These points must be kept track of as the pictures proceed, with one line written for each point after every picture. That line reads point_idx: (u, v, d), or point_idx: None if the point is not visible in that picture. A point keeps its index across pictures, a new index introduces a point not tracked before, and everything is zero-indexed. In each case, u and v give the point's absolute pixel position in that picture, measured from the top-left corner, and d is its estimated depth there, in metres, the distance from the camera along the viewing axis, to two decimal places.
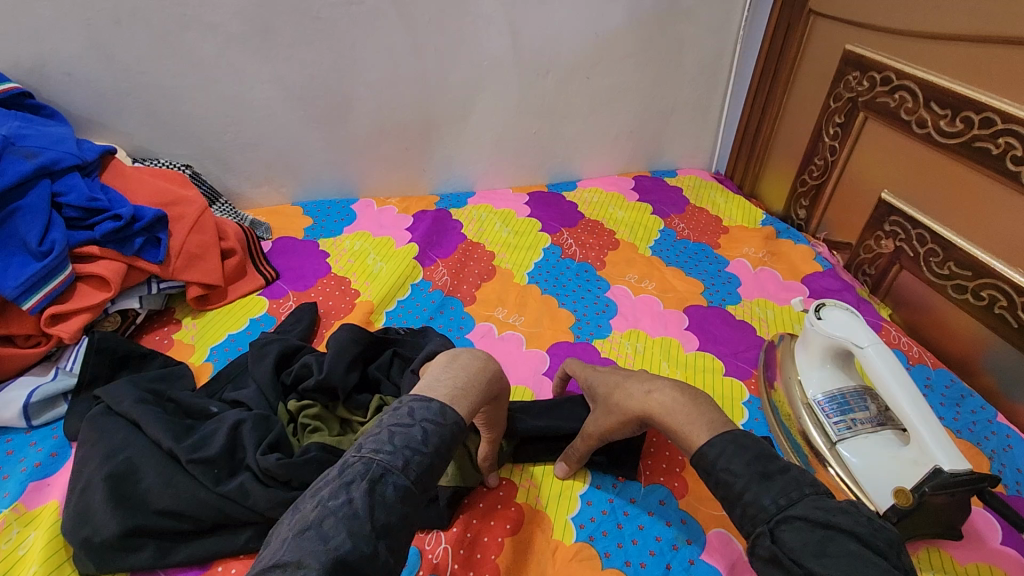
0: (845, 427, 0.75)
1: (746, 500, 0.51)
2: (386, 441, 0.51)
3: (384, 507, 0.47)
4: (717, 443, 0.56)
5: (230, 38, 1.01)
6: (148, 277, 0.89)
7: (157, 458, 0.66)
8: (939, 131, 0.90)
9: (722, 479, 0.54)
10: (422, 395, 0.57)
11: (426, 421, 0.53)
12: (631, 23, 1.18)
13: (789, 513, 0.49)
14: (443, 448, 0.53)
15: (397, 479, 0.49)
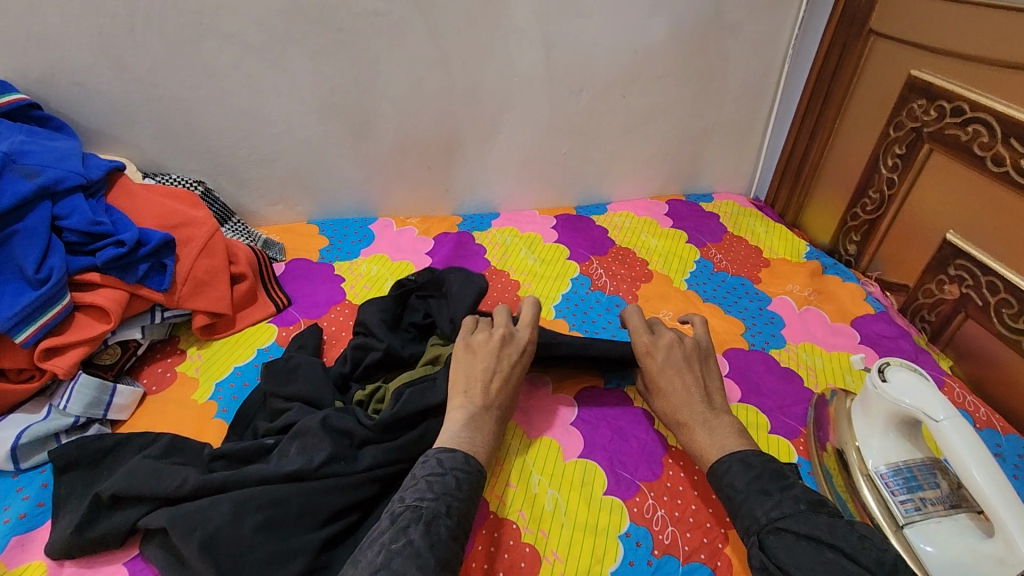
0: (914, 508, 0.67)
1: (744, 512, 0.59)
2: (426, 490, 0.58)
3: (440, 543, 0.54)
4: (724, 460, 0.64)
5: (248, 49, 0.95)
6: (152, 305, 0.83)
7: (227, 512, 0.62)
8: (1018, 171, 0.81)
9: (727, 493, 0.62)
10: (445, 446, 0.64)
11: (456, 470, 0.61)
12: (672, 40, 1.10)
13: (780, 526, 0.56)
14: (473, 492, 0.61)
15: (445, 520, 0.56)
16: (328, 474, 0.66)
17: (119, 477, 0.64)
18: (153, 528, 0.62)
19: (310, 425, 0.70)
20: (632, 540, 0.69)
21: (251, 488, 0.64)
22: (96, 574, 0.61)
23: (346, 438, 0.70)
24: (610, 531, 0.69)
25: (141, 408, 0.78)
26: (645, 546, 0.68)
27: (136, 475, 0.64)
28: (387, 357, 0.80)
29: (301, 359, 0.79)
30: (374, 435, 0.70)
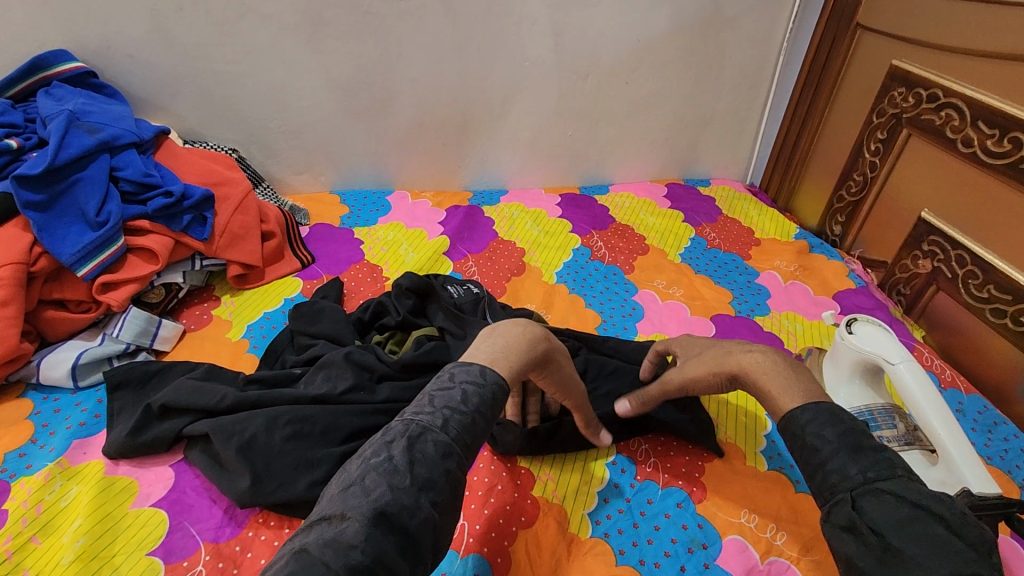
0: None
1: (830, 467, 0.51)
2: (426, 404, 0.52)
3: (425, 461, 0.47)
4: (809, 409, 0.56)
5: (283, 29, 1.05)
6: (193, 253, 0.92)
7: (259, 421, 0.69)
8: (985, 151, 0.89)
9: (809, 443, 0.53)
10: (462, 361, 0.57)
11: (466, 383, 0.53)
12: (674, 30, 1.18)
13: (876, 485, 0.48)
14: (485, 408, 0.53)
15: (437, 435, 0.48)
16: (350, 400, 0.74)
17: (167, 392, 0.73)
18: (197, 435, 0.70)
19: (335, 357, 0.78)
20: (617, 467, 0.77)
21: (282, 407, 0.72)
22: (146, 472, 0.70)
23: (367, 372, 0.78)
24: (598, 460, 0.78)
25: (181, 343, 0.87)
26: (628, 473, 0.76)
27: (181, 389, 0.73)
28: (403, 325, 0.87)
29: (326, 304, 0.88)
30: (392, 371, 0.78)
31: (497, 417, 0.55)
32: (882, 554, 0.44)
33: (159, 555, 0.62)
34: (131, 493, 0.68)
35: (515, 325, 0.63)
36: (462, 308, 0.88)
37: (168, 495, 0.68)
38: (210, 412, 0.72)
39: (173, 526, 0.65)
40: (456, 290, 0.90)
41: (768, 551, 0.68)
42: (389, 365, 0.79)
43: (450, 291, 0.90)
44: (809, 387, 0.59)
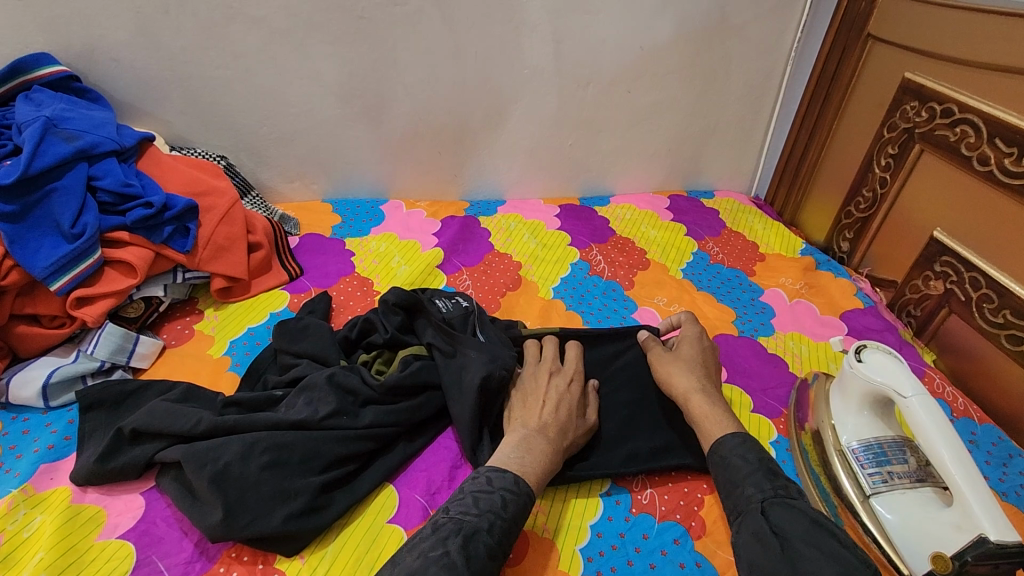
0: (881, 480, 0.70)
1: (747, 484, 0.62)
2: (472, 506, 0.60)
3: (477, 560, 0.55)
4: (737, 436, 0.67)
5: (273, 32, 1.01)
6: (175, 266, 0.89)
7: (236, 449, 0.65)
8: (1002, 170, 0.84)
9: (732, 464, 0.64)
10: (497, 465, 0.65)
11: (504, 489, 0.61)
12: (677, 38, 1.15)
13: (784, 501, 0.59)
14: (519, 514, 0.61)
15: (485, 537, 0.57)
16: (332, 425, 0.70)
17: (141, 414, 0.69)
18: (169, 462, 0.67)
19: (317, 380, 0.74)
20: (612, 499, 0.73)
21: (260, 432, 0.68)
22: (115, 500, 0.67)
23: (351, 396, 0.74)
24: (591, 490, 0.74)
25: (160, 360, 0.83)
26: (624, 505, 0.73)
27: (155, 413, 0.69)
28: (392, 343, 0.82)
29: (312, 321, 0.84)
30: (376, 395, 0.74)
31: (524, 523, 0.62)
32: (780, 552, 0.55)
33: None
34: (98, 523, 0.65)
35: (537, 437, 0.69)
36: (452, 323, 0.84)
37: (136, 526, 0.65)
38: (184, 438, 0.68)
39: (140, 561, 0.62)
40: (445, 304, 0.87)
41: None
42: (375, 388, 0.74)
43: (440, 306, 0.86)
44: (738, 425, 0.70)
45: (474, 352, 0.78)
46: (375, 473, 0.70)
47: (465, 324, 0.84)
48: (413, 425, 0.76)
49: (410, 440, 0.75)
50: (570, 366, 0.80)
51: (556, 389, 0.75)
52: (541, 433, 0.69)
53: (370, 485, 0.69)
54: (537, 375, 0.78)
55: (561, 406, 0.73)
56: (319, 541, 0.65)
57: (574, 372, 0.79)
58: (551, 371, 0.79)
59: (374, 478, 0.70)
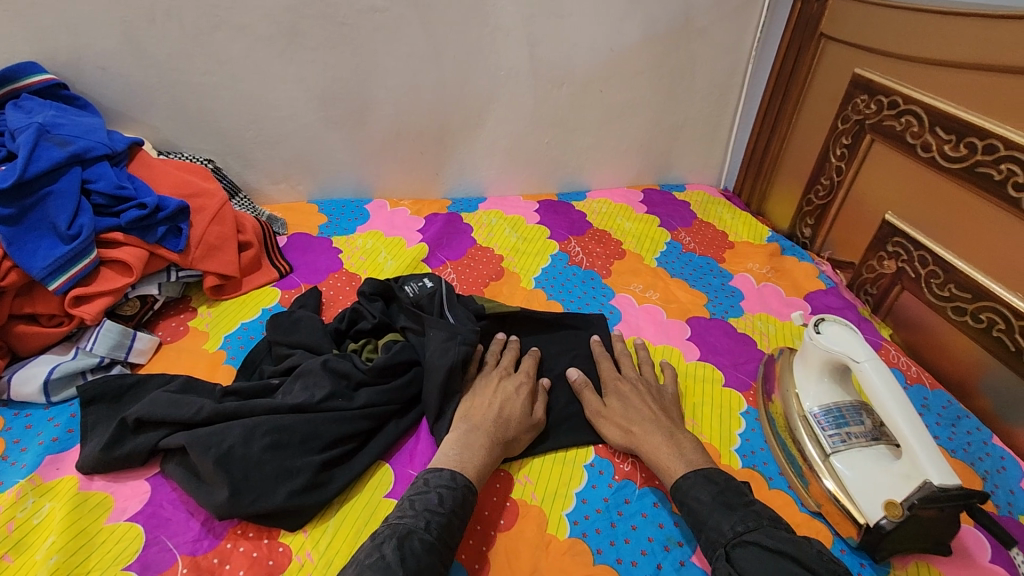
0: (839, 440, 0.76)
1: (710, 527, 0.63)
2: (408, 508, 0.63)
3: (413, 557, 0.57)
4: (691, 476, 0.68)
5: (258, 39, 1.05)
6: (168, 265, 0.92)
7: (239, 432, 0.69)
8: (943, 156, 0.92)
9: (692, 507, 0.66)
10: (433, 467, 0.69)
11: (439, 485, 0.65)
12: (645, 40, 1.21)
13: (744, 537, 0.60)
14: (458, 507, 0.64)
15: (422, 533, 0.59)
16: (329, 407, 0.74)
17: (143, 405, 0.72)
18: (172, 447, 0.70)
19: (312, 366, 0.78)
20: (596, 469, 0.78)
21: (260, 417, 0.72)
22: (122, 486, 0.70)
23: (344, 379, 0.78)
24: (576, 461, 0.79)
25: (158, 355, 0.86)
26: (607, 473, 0.77)
27: (156, 402, 0.72)
28: (377, 327, 0.88)
29: (303, 314, 0.88)
30: (368, 378, 0.79)
31: (468, 516, 0.65)
32: None
33: (134, 570, 0.62)
34: (106, 508, 0.67)
35: (478, 440, 0.72)
36: (421, 305, 0.89)
37: (144, 509, 0.68)
38: (185, 424, 0.72)
39: (149, 540, 0.65)
40: (413, 288, 0.91)
41: None
42: (365, 371, 0.79)
43: (409, 290, 0.91)
44: (690, 458, 0.72)
45: (437, 331, 0.83)
46: (370, 452, 0.74)
47: (432, 303, 0.88)
48: (404, 404, 0.80)
49: (401, 419, 0.79)
50: (524, 371, 0.84)
51: (502, 394, 0.79)
52: (482, 430, 0.74)
53: (367, 461, 0.73)
54: (488, 377, 0.82)
55: (507, 406, 0.77)
56: (321, 516, 0.69)
57: (527, 376, 0.83)
58: (503, 375, 0.83)
59: (372, 453, 0.74)
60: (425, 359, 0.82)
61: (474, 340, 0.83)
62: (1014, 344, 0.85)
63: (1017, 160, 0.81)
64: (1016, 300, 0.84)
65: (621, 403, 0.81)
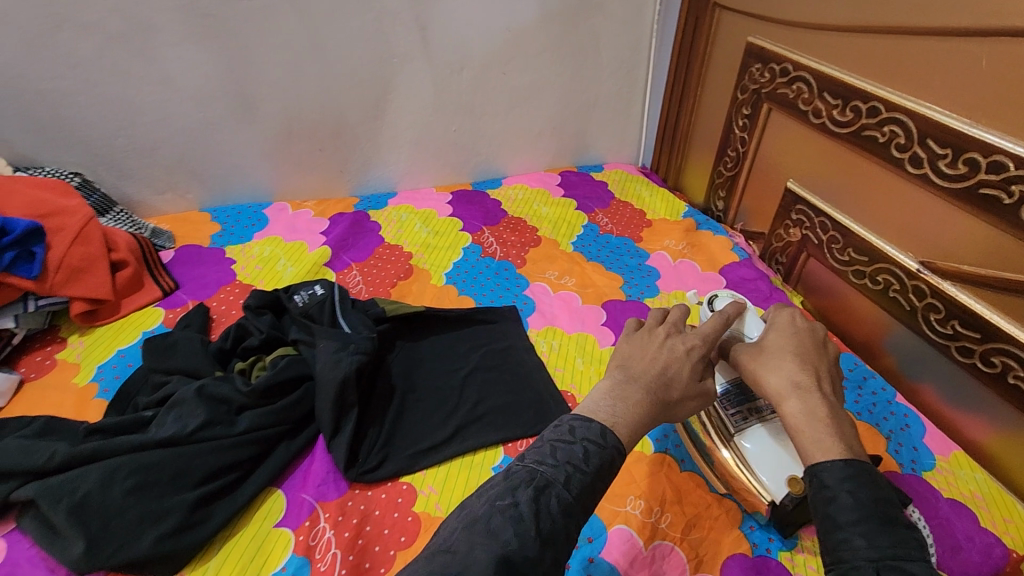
0: (742, 419, 0.70)
1: (854, 530, 0.44)
2: (548, 455, 0.48)
3: (548, 518, 0.43)
4: (852, 465, 0.48)
5: (111, 37, 0.95)
6: (24, 295, 0.83)
7: (97, 476, 0.62)
8: (832, 121, 0.92)
9: (837, 499, 0.46)
10: (582, 415, 0.52)
11: (587, 440, 0.49)
12: (542, 18, 1.17)
13: (903, 562, 0.41)
14: (606, 472, 0.48)
15: (561, 491, 0.45)
16: (204, 437, 0.68)
17: None
18: (24, 500, 0.63)
19: (186, 395, 0.71)
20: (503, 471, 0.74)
21: (123, 457, 0.65)
22: None
23: (224, 405, 0.72)
24: (483, 465, 0.75)
25: (18, 396, 0.78)
26: None
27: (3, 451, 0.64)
28: (266, 343, 0.81)
29: (180, 336, 0.82)
30: (250, 400, 0.72)
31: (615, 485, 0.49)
32: None
33: None
34: None
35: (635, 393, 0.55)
36: (311, 315, 0.83)
37: None
38: (40, 474, 0.64)
39: None
40: (302, 296, 0.86)
41: (653, 536, 0.69)
42: (247, 394, 0.72)
43: (297, 300, 0.85)
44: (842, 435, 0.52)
45: (326, 341, 0.78)
46: (257, 480, 0.68)
47: (322, 311, 0.83)
48: (296, 423, 0.75)
49: (293, 440, 0.73)
50: (703, 331, 0.63)
51: (670, 353, 0.59)
52: (639, 384, 0.56)
53: (253, 490, 0.68)
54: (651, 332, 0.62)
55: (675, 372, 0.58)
56: (201, 557, 0.63)
57: (703, 337, 0.62)
58: (672, 331, 0.62)
59: (258, 482, 0.68)
60: (316, 372, 0.76)
61: (367, 347, 0.78)
62: (909, 303, 0.86)
63: (898, 122, 0.81)
64: (909, 260, 0.85)
65: (791, 335, 0.62)
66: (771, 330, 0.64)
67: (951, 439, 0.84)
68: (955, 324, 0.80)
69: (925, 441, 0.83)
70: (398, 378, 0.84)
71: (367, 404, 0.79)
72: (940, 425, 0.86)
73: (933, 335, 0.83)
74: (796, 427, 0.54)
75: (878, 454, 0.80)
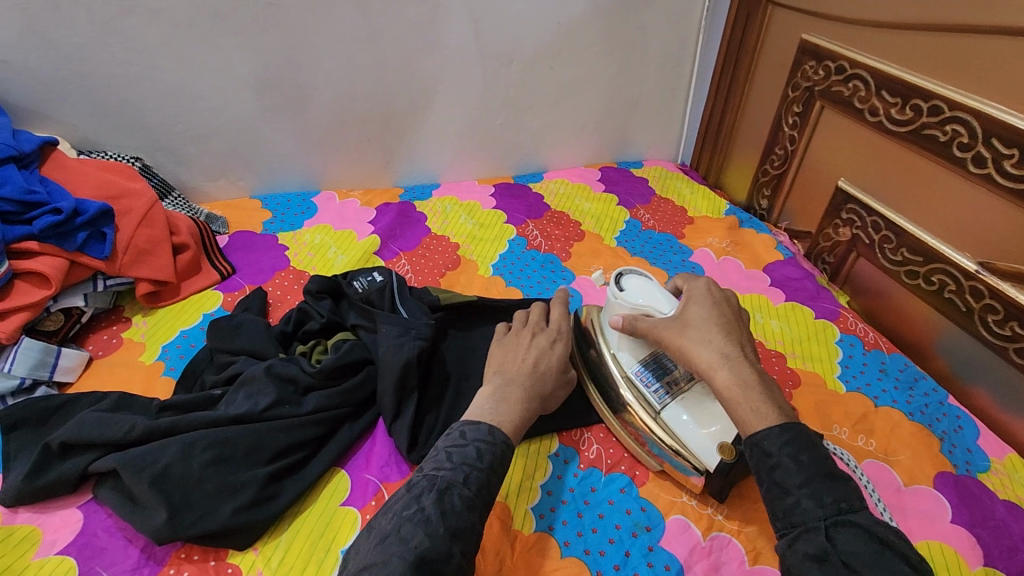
0: (665, 393, 0.71)
1: (802, 492, 0.51)
2: (445, 460, 0.58)
3: (452, 513, 0.53)
4: (788, 430, 0.54)
5: (177, 24, 0.97)
6: (94, 274, 0.85)
7: (177, 449, 0.65)
8: (890, 120, 0.92)
9: (781, 464, 0.52)
10: (470, 419, 0.63)
11: (477, 440, 0.60)
12: (593, 12, 1.17)
13: (848, 516, 0.49)
14: (498, 465, 0.59)
15: (461, 490, 0.55)
16: (275, 415, 0.70)
17: (69, 427, 0.67)
18: (104, 470, 0.65)
19: (255, 373, 0.73)
20: (560, 459, 0.76)
21: (199, 431, 0.67)
22: (51, 516, 0.65)
23: (291, 385, 0.74)
24: (539, 453, 0.77)
25: (88, 371, 0.81)
26: (572, 463, 0.76)
27: (84, 423, 0.67)
28: (327, 327, 0.83)
29: (245, 318, 0.83)
30: (316, 381, 0.74)
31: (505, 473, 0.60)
32: None
33: None
34: (34, 542, 0.63)
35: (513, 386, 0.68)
36: (371, 300, 0.84)
37: (76, 540, 0.63)
38: (119, 445, 0.67)
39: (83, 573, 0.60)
40: (362, 282, 0.87)
41: (710, 527, 0.69)
42: (313, 376, 0.74)
43: (357, 286, 0.87)
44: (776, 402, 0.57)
45: (388, 327, 0.79)
46: (324, 458, 0.70)
47: (382, 297, 0.84)
48: (358, 405, 0.76)
49: (356, 421, 0.75)
50: (555, 327, 0.79)
51: (535, 348, 0.75)
52: (518, 384, 0.69)
53: (321, 468, 0.70)
54: (520, 335, 0.77)
55: (543, 362, 0.73)
56: (272, 531, 0.65)
57: (559, 332, 0.79)
58: (535, 332, 0.78)
59: (325, 460, 0.70)
60: (378, 357, 0.77)
61: (428, 333, 0.79)
62: (965, 304, 0.85)
63: (961, 120, 0.80)
64: (966, 261, 0.84)
65: (710, 306, 0.66)
66: (689, 300, 0.68)
67: (1004, 441, 0.84)
68: (1014, 326, 0.79)
69: (979, 443, 0.82)
70: (453, 367, 0.83)
71: (425, 388, 0.80)
72: (993, 428, 0.86)
73: (989, 336, 0.83)
74: (733, 398, 0.58)
75: (931, 455, 0.80)
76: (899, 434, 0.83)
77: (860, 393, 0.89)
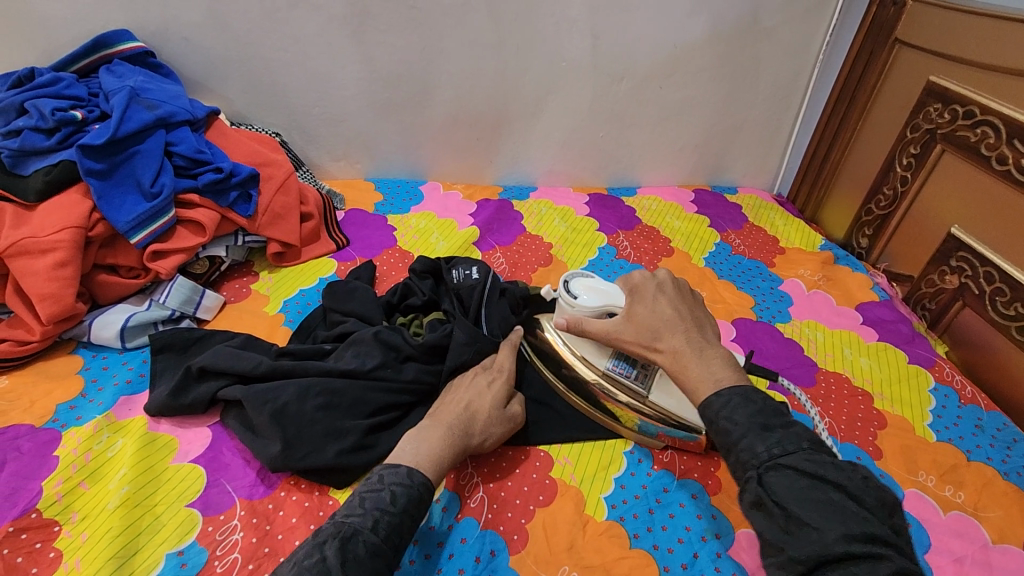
0: (641, 376, 0.76)
1: (740, 447, 0.54)
2: (357, 506, 0.58)
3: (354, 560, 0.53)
4: (724, 394, 0.57)
5: (332, 18, 1.08)
6: (236, 229, 0.97)
7: (296, 389, 0.73)
8: (1019, 169, 0.89)
9: (721, 428, 0.56)
10: (391, 462, 0.63)
11: (394, 483, 0.60)
12: (710, 37, 1.19)
13: (779, 461, 0.51)
14: (412, 506, 0.60)
15: (366, 536, 0.55)
16: (378, 376, 0.77)
17: (207, 356, 0.77)
18: (231, 399, 0.74)
19: (365, 335, 0.81)
20: (635, 456, 0.79)
21: (313, 377, 0.75)
22: (186, 431, 0.75)
23: (393, 351, 0.80)
24: (615, 449, 0.80)
25: (222, 313, 0.91)
26: (646, 462, 0.78)
27: (220, 354, 0.76)
28: (427, 305, 0.90)
29: (359, 285, 0.91)
30: (417, 352, 0.80)
31: (423, 514, 0.61)
32: (784, 522, 0.49)
33: (197, 507, 0.67)
34: (172, 449, 0.72)
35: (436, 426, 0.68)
36: (462, 295, 0.89)
37: (205, 453, 0.72)
38: (246, 378, 0.76)
39: (210, 482, 0.69)
40: (460, 273, 0.92)
41: None
42: (416, 347, 0.80)
43: (455, 275, 0.92)
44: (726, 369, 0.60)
45: (459, 327, 0.81)
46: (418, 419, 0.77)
47: (473, 295, 0.88)
48: None
49: None
50: (498, 364, 0.79)
51: (472, 391, 0.75)
52: (442, 423, 0.69)
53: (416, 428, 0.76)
54: (463, 374, 0.78)
55: (477, 403, 0.73)
56: None
57: (503, 372, 0.78)
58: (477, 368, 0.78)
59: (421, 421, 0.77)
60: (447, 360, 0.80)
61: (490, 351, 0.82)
62: None
63: None
64: None
65: (654, 301, 0.69)
66: (636, 298, 0.70)
67: None
68: None
69: None
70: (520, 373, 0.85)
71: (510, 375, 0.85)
72: None
73: None
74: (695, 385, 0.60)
75: None
76: (991, 491, 0.80)
77: (951, 445, 0.86)
